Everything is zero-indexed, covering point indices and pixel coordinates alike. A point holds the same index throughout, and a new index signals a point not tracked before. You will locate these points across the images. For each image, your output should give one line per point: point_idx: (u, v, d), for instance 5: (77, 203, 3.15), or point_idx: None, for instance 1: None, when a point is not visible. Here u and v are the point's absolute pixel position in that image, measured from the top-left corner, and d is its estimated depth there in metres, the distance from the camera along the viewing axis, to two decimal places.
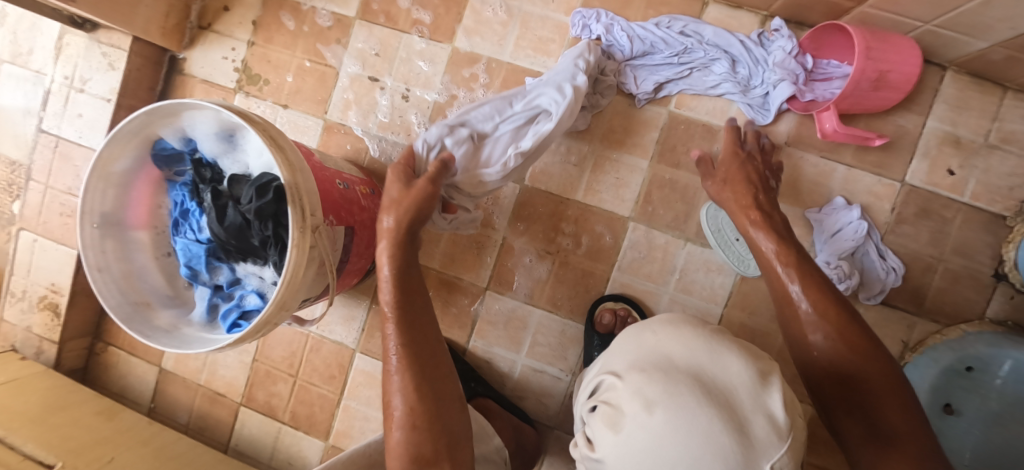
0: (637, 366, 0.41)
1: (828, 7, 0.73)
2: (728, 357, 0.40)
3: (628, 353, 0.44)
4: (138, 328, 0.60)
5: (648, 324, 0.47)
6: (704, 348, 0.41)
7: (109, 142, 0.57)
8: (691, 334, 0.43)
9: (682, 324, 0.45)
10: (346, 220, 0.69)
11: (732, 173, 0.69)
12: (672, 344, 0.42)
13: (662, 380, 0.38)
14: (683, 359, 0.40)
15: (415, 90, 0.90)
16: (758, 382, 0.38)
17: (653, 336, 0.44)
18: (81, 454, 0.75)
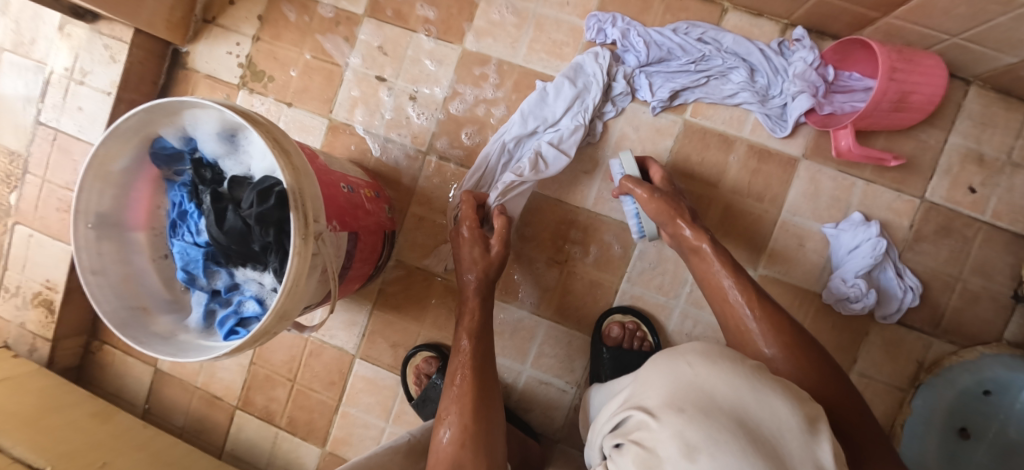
0: (673, 403, 0.39)
1: (853, 17, 0.71)
2: (773, 399, 0.37)
3: (662, 386, 0.42)
4: (133, 334, 0.58)
5: (682, 353, 0.45)
6: (746, 388, 0.38)
7: (106, 139, 0.54)
8: (731, 369, 0.40)
9: (722, 358, 0.42)
10: (350, 225, 0.66)
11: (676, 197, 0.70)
12: (711, 379, 0.40)
13: (704, 423, 0.35)
14: (725, 398, 0.37)
15: (424, 91, 0.88)
16: (806, 428, 0.36)
17: (691, 371, 0.42)
18: (75, 458, 0.73)
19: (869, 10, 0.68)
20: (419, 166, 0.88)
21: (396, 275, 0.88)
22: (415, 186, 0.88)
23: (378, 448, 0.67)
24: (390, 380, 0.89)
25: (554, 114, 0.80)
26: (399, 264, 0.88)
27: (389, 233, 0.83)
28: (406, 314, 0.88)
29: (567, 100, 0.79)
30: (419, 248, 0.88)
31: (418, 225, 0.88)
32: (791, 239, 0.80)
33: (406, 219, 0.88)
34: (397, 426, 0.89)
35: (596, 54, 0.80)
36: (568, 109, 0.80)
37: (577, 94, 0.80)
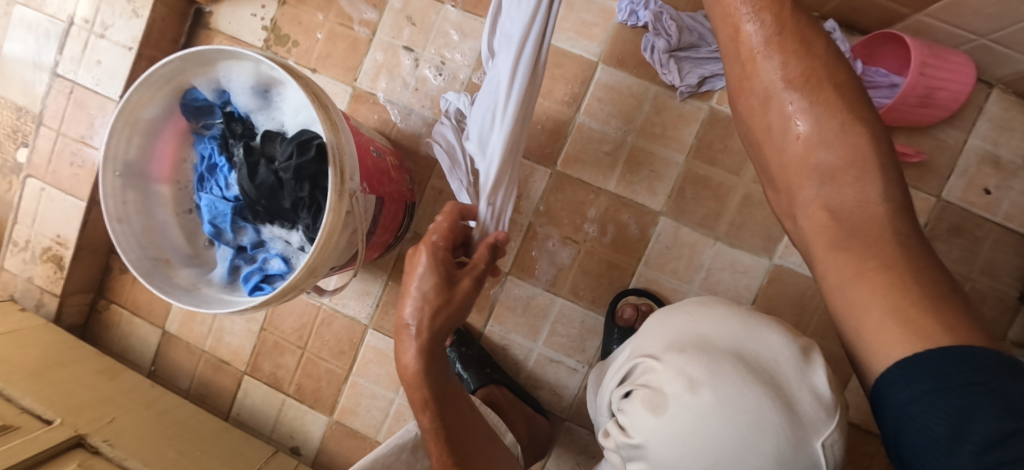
0: (675, 347, 0.47)
1: (884, 13, 0.72)
2: (767, 335, 0.46)
3: (664, 334, 0.50)
4: (157, 284, 0.57)
5: (680, 305, 0.53)
6: (742, 330, 0.47)
7: (139, 86, 0.54)
8: (724, 313, 0.49)
9: (716, 305, 0.51)
10: (377, 189, 0.66)
11: None
12: (707, 324, 0.49)
13: (704, 360, 0.44)
14: (722, 339, 0.46)
15: (451, 63, 0.87)
16: (799, 358, 0.45)
17: (690, 319, 0.50)
18: (82, 412, 0.73)
19: (900, 6, 0.69)
20: None
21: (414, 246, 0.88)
22: (437, 158, 0.88)
23: (383, 448, 0.64)
24: None
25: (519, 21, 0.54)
26: (416, 236, 0.88)
27: (409, 204, 0.82)
28: None
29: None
30: None
31: (438, 197, 0.87)
32: None
33: (425, 191, 0.88)
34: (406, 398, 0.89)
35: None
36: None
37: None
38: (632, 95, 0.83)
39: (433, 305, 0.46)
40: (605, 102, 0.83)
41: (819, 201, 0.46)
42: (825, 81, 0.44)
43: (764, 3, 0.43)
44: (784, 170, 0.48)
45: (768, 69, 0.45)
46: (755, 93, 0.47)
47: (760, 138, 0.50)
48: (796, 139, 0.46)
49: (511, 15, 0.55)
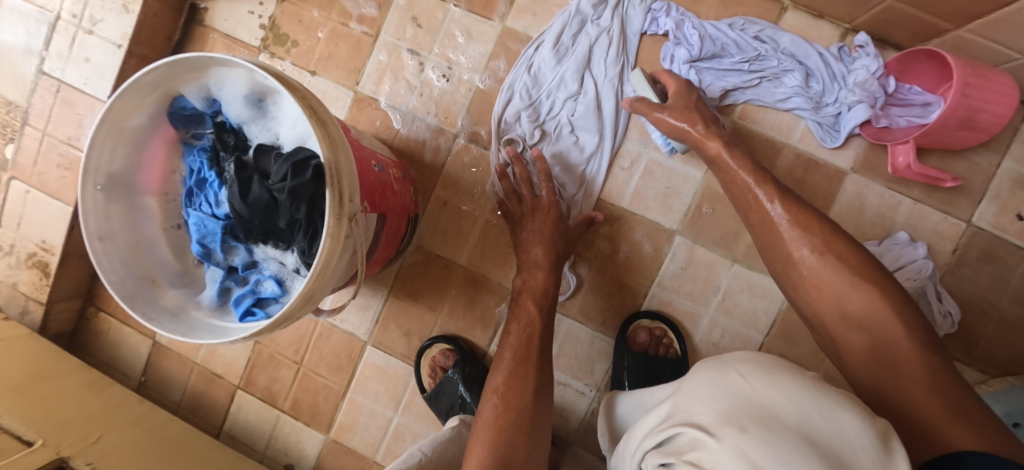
0: (732, 423, 0.38)
1: (921, 26, 0.67)
2: (845, 419, 0.38)
3: (716, 403, 0.42)
4: (141, 308, 0.53)
5: (731, 364, 0.46)
6: (813, 406, 0.39)
7: (124, 94, 0.49)
8: (789, 384, 0.41)
9: (777, 371, 0.43)
10: (379, 206, 0.62)
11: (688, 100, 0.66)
12: (769, 394, 0.40)
13: (771, 442, 0.35)
14: (790, 417, 0.38)
15: (458, 69, 0.83)
16: (880, 448, 0.36)
17: (748, 386, 0.42)
18: (66, 430, 0.69)
19: (941, 20, 0.64)
20: (445, 148, 0.83)
21: (416, 260, 0.84)
22: (443, 168, 0.83)
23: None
24: (401, 368, 0.85)
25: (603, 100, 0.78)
26: (419, 249, 0.84)
27: (412, 216, 0.78)
28: (422, 301, 0.84)
29: (579, 54, 0.77)
30: (442, 233, 0.83)
31: (442, 209, 0.83)
32: None
33: (429, 202, 0.84)
34: (405, 416, 0.85)
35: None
36: (588, 61, 0.78)
37: (613, 39, 0.77)
38: None
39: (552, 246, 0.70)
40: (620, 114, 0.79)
41: (862, 339, 0.49)
42: (832, 253, 0.51)
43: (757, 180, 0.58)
44: (817, 310, 0.53)
45: (791, 232, 0.54)
46: (781, 259, 0.56)
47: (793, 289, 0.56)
48: (818, 289, 0.52)
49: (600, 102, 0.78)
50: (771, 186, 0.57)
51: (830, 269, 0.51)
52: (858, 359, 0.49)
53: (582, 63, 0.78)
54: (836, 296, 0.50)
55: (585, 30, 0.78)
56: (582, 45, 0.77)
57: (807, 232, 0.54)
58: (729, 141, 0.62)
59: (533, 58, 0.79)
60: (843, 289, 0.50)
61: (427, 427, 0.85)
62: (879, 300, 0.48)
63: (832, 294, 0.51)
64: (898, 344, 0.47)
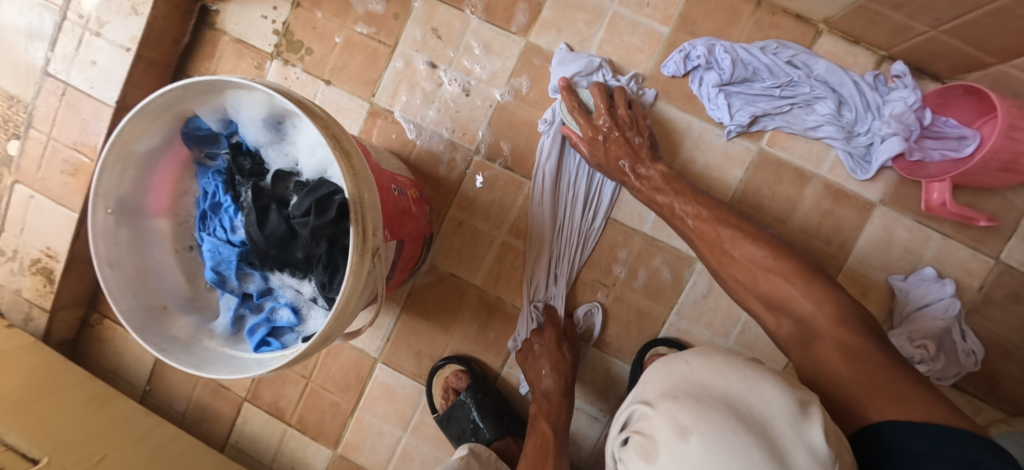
0: (669, 394, 0.42)
1: (963, 59, 0.64)
2: (761, 385, 0.40)
3: (662, 381, 0.45)
4: (153, 339, 0.52)
5: (680, 351, 0.48)
6: (738, 378, 0.41)
7: (133, 118, 0.46)
8: (722, 361, 0.44)
9: (716, 354, 0.45)
10: (398, 232, 0.60)
11: (614, 141, 0.71)
12: (705, 372, 0.43)
13: (696, 408, 0.39)
14: (717, 387, 0.41)
15: (478, 84, 0.80)
16: (795, 411, 0.38)
17: (687, 365, 0.45)
18: (70, 450, 0.67)
19: (984, 55, 0.61)
20: (461, 163, 0.81)
21: (429, 279, 0.82)
22: (460, 186, 0.81)
23: None
24: (411, 388, 0.84)
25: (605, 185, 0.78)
26: (432, 268, 0.82)
27: (428, 236, 0.76)
28: (434, 321, 0.83)
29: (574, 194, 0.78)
30: (455, 254, 0.82)
31: (458, 228, 0.81)
32: (854, 288, 0.75)
33: (444, 221, 0.81)
34: (414, 437, 0.85)
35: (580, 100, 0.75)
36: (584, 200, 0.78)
37: (587, 198, 0.78)
38: (674, 131, 0.76)
39: (553, 358, 0.73)
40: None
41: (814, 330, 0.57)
42: (764, 240, 0.61)
43: (680, 192, 0.67)
44: (770, 299, 0.60)
45: (726, 232, 0.62)
46: (733, 259, 0.62)
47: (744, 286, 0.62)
48: (767, 279, 0.59)
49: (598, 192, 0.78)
50: (680, 185, 0.67)
51: (767, 260, 0.59)
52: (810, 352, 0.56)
53: (563, 224, 0.78)
54: (788, 298, 0.58)
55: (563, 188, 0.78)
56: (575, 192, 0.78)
57: (746, 227, 0.62)
58: (653, 176, 0.69)
59: (541, 199, 0.77)
60: (790, 290, 0.58)
61: (435, 448, 0.84)
62: (788, 286, 0.58)
63: (777, 288, 0.59)
64: (844, 335, 0.54)
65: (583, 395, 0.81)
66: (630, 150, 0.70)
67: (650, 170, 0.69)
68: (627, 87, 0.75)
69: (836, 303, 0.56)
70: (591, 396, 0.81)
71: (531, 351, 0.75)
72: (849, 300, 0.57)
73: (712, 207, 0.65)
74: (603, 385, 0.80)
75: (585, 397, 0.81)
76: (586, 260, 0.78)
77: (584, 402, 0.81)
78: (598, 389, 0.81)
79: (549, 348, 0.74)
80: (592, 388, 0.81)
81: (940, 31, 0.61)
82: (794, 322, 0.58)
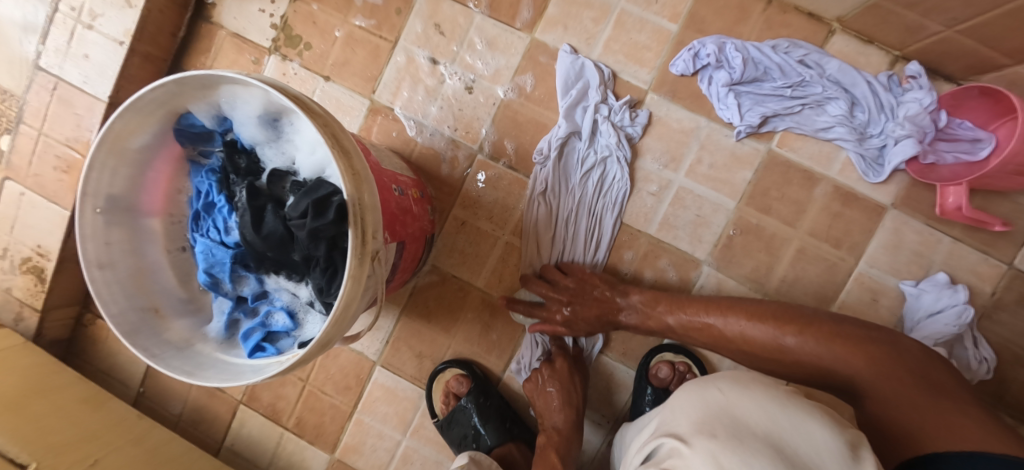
0: (705, 429, 0.40)
1: (979, 59, 0.63)
2: (807, 425, 0.39)
3: (695, 413, 0.43)
4: (146, 343, 0.50)
5: (711, 383, 0.47)
6: (781, 416, 0.40)
7: (125, 113, 0.44)
8: (761, 397, 0.43)
9: (754, 387, 0.44)
10: (399, 234, 0.59)
11: (590, 305, 0.70)
12: (744, 407, 0.42)
13: (738, 446, 0.37)
14: (759, 425, 0.39)
15: (481, 82, 0.78)
16: (845, 455, 0.37)
17: (725, 399, 0.43)
18: (64, 453, 0.65)
19: (1002, 55, 0.60)
20: (463, 162, 0.79)
21: (430, 281, 0.81)
22: (462, 186, 0.79)
23: None
24: (411, 391, 0.82)
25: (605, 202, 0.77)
26: (434, 270, 0.80)
27: (430, 237, 0.75)
28: (435, 324, 0.81)
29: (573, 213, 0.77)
30: (459, 254, 0.80)
31: (460, 229, 0.79)
32: (863, 292, 0.74)
33: (447, 222, 0.80)
34: (414, 440, 0.83)
35: (571, 117, 0.74)
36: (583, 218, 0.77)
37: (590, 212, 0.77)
38: (682, 131, 0.75)
39: (564, 389, 0.72)
40: (656, 139, 0.75)
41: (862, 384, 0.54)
42: (770, 316, 0.60)
43: (668, 307, 0.67)
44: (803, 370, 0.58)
45: (733, 326, 0.62)
46: (747, 345, 0.61)
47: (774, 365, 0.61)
48: (791, 354, 0.58)
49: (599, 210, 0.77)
50: (665, 301, 0.67)
51: (779, 343, 0.59)
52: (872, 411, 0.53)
53: (565, 249, 0.77)
54: (818, 358, 0.57)
55: (563, 211, 0.77)
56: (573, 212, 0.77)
57: (746, 311, 0.62)
58: (636, 307, 0.69)
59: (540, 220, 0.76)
60: (817, 350, 0.56)
61: (435, 451, 0.83)
62: (821, 358, 0.56)
63: (799, 359, 0.58)
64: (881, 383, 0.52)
65: (592, 403, 0.79)
66: (606, 303, 0.70)
67: (635, 298, 0.69)
68: (617, 111, 0.74)
69: (866, 351, 0.54)
70: (600, 405, 0.79)
71: (541, 383, 0.73)
72: (878, 347, 0.54)
73: (703, 307, 0.65)
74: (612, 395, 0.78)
75: (594, 405, 0.79)
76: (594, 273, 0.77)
77: (593, 411, 0.79)
78: (606, 397, 0.79)
79: (559, 379, 0.72)
80: (601, 401, 0.79)
81: (955, 31, 0.59)
82: (843, 386, 0.57)
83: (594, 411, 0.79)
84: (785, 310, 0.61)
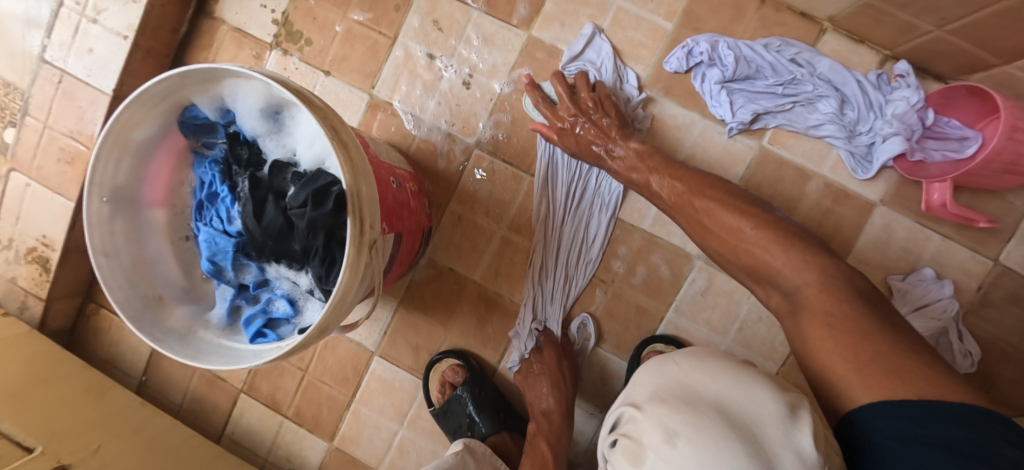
0: (658, 397, 0.45)
1: (968, 60, 0.64)
2: (750, 390, 0.42)
3: (653, 383, 0.47)
4: (149, 330, 0.52)
5: (670, 354, 0.50)
6: (726, 382, 0.43)
7: (129, 106, 0.46)
8: (712, 365, 0.46)
9: (707, 357, 0.47)
10: (397, 226, 0.60)
11: (581, 135, 0.71)
12: (694, 375, 0.45)
13: (683, 413, 0.41)
14: (706, 392, 0.43)
15: (479, 77, 0.79)
16: (781, 414, 0.40)
17: (678, 368, 0.47)
18: (66, 438, 0.67)
19: (990, 55, 0.61)
20: (460, 156, 0.80)
21: (427, 273, 0.82)
22: (460, 181, 0.81)
23: None
24: (408, 382, 0.84)
25: (599, 199, 0.78)
26: (431, 262, 0.82)
27: (427, 229, 0.76)
28: (432, 316, 0.82)
29: (569, 207, 0.78)
30: (455, 249, 0.81)
31: (457, 222, 0.81)
32: None
33: (444, 215, 0.81)
34: (411, 430, 0.85)
35: None
36: (580, 212, 0.78)
37: (586, 207, 0.78)
38: (677, 128, 0.76)
39: (552, 378, 0.74)
40: (651, 136, 0.77)
41: (809, 305, 0.50)
42: (743, 205, 0.58)
43: (656, 170, 0.65)
44: (760, 272, 0.55)
45: (708, 204, 0.60)
46: (718, 236, 0.59)
47: (730, 260, 0.59)
48: (751, 248, 0.56)
49: (595, 207, 0.78)
50: (657, 160, 0.66)
51: (742, 231, 0.56)
52: (810, 324, 0.49)
53: (561, 242, 0.78)
54: (776, 269, 0.54)
55: (560, 206, 0.78)
56: (572, 206, 0.78)
57: (727, 192, 0.60)
58: (625, 150, 0.68)
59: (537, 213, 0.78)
60: (774, 256, 0.54)
61: (432, 441, 0.85)
62: (770, 257, 0.54)
63: (755, 258, 0.55)
64: (829, 304, 0.49)
65: (586, 395, 0.81)
66: (601, 132, 0.70)
67: (623, 149, 0.68)
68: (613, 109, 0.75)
69: (821, 267, 0.51)
70: (594, 397, 0.81)
71: (532, 374, 0.76)
72: (835, 267, 0.51)
73: (687, 175, 0.63)
74: (606, 387, 0.80)
75: (589, 396, 0.81)
76: (592, 265, 0.78)
77: (587, 402, 0.81)
78: (601, 390, 0.80)
79: (547, 368, 0.75)
80: (594, 391, 0.81)
81: (945, 31, 0.60)
82: (784, 296, 0.54)
83: (588, 402, 0.81)
84: (758, 208, 0.58)
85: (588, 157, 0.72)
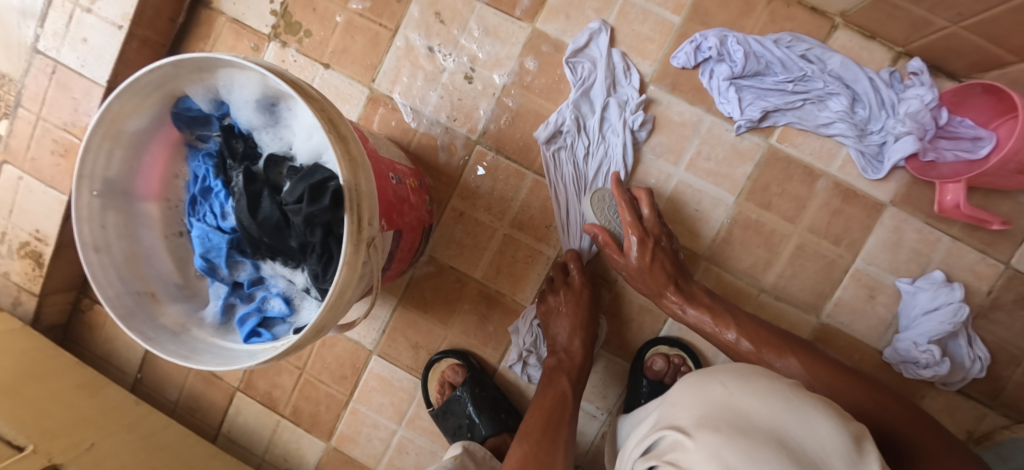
0: (708, 424, 0.34)
1: (983, 57, 0.62)
2: (816, 417, 0.32)
3: (695, 408, 0.37)
4: (140, 327, 0.50)
5: (713, 375, 0.40)
6: (784, 406, 0.33)
7: (120, 95, 0.44)
8: (771, 387, 0.36)
9: (757, 377, 0.38)
10: (396, 223, 0.58)
11: (654, 259, 0.65)
12: (745, 399, 0.35)
13: (741, 441, 0.30)
14: (763, 418, 0.33)
15: (481, 71, 0.78)
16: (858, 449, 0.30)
17: (726, 391, 0.37)
18: (56, 438, 0.65)
19: (1006, 52, 0.59)
20: (461, 151, 0.79)
21: (427, 270, 0.81)
22: (462, 177, 0.79)
23: None
24: (407, 381, 0.82)
25: None
26: (432, 259, 0.80)
27: (427, 227, 0.74)
28: (432, 314, 0.81)
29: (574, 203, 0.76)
30: (457, 245, 0.80)
31: (458, 219, 0.79)
32: (860, 290, 0.74)
33: (445, 212, 0.79)
34: (409, 430, 0.83)
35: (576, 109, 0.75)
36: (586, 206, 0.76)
37: None
38: (683, 124, 0.74)
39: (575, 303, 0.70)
40: (657, 132, 0.75)
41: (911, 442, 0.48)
42: (821, 358, 0.58)
43: (725, 318, 0.63)
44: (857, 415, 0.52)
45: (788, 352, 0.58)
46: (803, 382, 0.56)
47: None
48: (842, 396, 0.54)
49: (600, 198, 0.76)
50: (724, 307, 0.64)
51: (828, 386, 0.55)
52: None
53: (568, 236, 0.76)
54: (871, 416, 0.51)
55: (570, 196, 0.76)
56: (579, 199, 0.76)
57: (804, 346, 0.60)
58: (687, 294, 0.65)
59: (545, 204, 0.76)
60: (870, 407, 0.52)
61: (431, 441, 0.83)
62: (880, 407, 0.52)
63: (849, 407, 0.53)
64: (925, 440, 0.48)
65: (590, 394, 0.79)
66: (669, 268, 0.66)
67: (692, 287, 0.66)
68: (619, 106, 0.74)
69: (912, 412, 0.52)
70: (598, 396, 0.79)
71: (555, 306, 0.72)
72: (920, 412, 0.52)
73: (758, 324, 0.62)
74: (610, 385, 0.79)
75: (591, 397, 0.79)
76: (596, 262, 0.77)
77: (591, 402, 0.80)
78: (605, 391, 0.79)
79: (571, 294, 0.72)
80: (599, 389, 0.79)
81: (961, 26, 0.59)
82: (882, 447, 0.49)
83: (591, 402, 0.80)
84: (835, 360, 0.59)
85: (651, 279, 0.66)
